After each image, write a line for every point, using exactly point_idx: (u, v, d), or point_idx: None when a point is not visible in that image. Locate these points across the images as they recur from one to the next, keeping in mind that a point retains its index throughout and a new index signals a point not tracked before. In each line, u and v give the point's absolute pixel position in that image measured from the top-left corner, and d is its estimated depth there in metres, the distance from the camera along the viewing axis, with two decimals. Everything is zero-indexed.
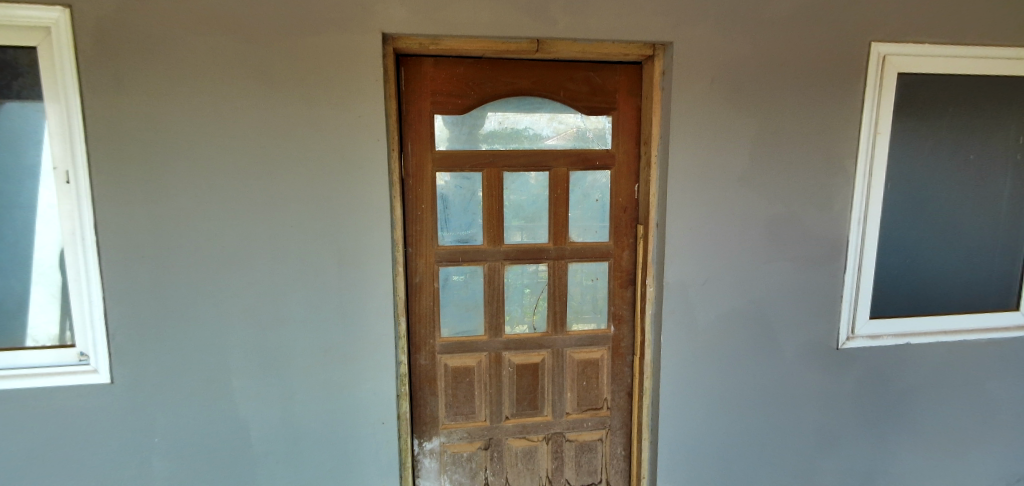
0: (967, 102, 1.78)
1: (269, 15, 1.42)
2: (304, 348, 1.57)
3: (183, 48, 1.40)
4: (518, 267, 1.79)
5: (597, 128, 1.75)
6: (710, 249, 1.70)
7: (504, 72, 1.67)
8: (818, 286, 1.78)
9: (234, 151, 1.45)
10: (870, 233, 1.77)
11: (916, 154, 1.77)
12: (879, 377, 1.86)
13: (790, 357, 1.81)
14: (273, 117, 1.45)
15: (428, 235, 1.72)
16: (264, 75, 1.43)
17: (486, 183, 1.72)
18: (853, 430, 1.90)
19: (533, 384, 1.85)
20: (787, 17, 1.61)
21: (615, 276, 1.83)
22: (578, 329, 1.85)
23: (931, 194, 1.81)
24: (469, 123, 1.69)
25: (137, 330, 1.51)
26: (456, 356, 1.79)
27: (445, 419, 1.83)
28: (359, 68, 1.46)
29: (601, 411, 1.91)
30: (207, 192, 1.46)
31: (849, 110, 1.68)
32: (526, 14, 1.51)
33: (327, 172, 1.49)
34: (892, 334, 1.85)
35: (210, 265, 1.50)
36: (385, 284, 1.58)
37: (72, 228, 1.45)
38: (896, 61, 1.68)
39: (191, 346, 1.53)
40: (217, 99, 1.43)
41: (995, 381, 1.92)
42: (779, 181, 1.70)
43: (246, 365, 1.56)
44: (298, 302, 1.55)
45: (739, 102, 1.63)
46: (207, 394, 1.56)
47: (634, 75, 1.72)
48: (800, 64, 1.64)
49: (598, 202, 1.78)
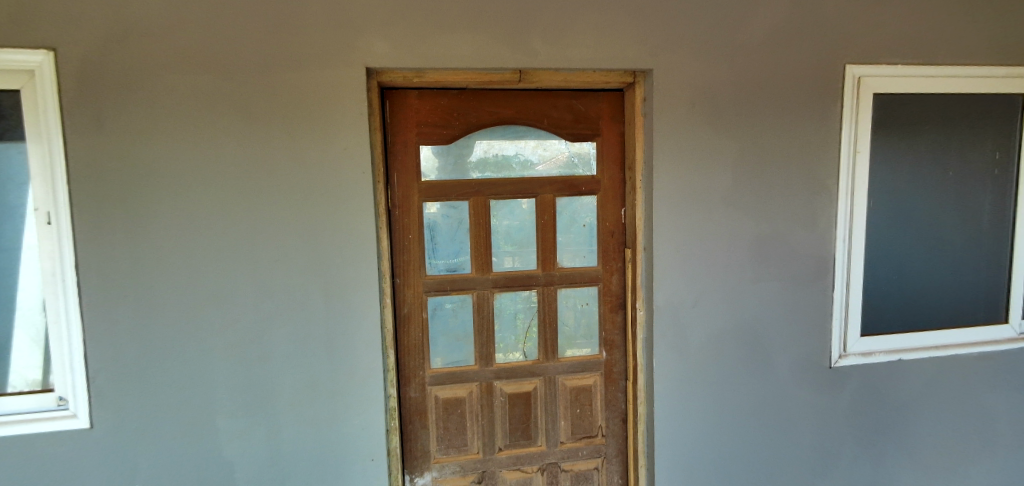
0: (940, 121, 1.81)
1: (252, 53, 1.43)
2: (291, 385, 1.54)
3: (165, 86, 1.41)
4: (508, 294, 1.78)
5: (583, 154, 1.76)
6: (697, 271, 1.70)
7: (488, 102, 1.69)
8: (808, 304, 1.78)
9: (216, 187, 1.45)
10: (856, 251, 1.78)
11: (894, 172, 1.80)
12: (874, 394, 1.85)
13: (783, 378, 1.79)
14: (256, 153, 1.45)
15: (416, 264, 1.71)
16: (249, 111, 1.44)
17: (473, 210, 1.72)
18: (851, 450, 1.87)
19: (526, 414, 1.82)
20: (761, 44, 1.65)
21: (605, 301, 1.83)
22: (570, 355, 1.83)
23: (911, 211, 1.83)
24: (456, 153, 1.70)
25: (119, 369, 1.47)
26: (446, 387, 1.77)
27: (437, 453, 1.79)
28: (343, 101, 1.47)
29: (596, 439, 1.87)
30: (192, 227, 1.45)
31: (826, 131, 1.71)
32: (508, 45, 1.53)
33: (312, 204, 1.49)
34: (884, 351, 1.84)
35: (191, 303, 1.48)
36: (372, 317, 1.56)
37: (52, 268, 1.42)
38: (869, 84, 1.72)
39: (174, 385, 1.50)
40: (198, 136, 1.43)
41: (986, 395, 1.91)
42: (763, 201, 1.71)
43: (231, 402, 1.53)
44: (283, 338, 1.53)
45: (719, 127, 1.65)
46: (191, 433, 1.52)
47: (615, 102, 1.75)
48: (775, 89, 1.68)
49: (587, 226, 1.79)
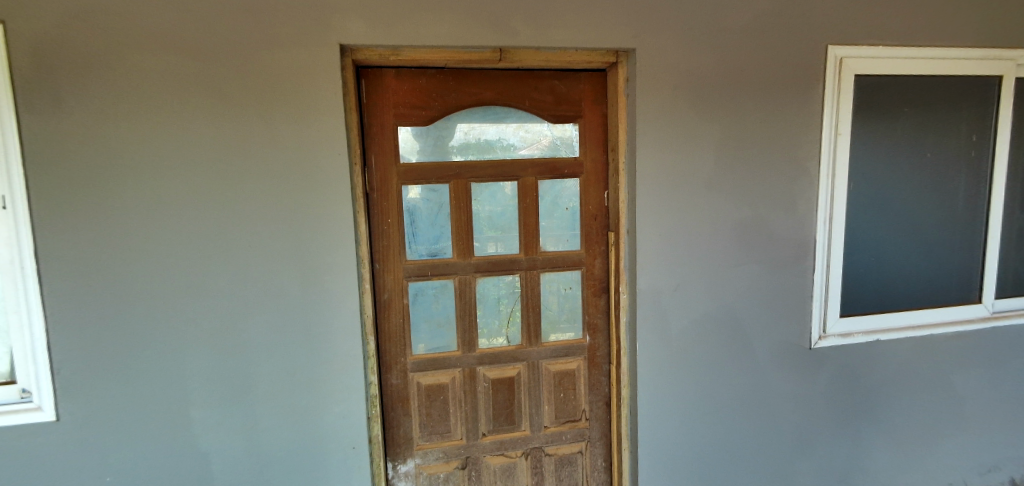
0: (920, 103, 1.82)
1: (219, 29, 1.36)
2: (267, 373, 1.50)
3: (125, 63, 1.34)
4: (490, 279, 1.75)
5: (565, 137, 1.73)
6: (680, 254, 1.69)
7: (467, 83, 1.64)
8: (789, 287, 1.79)
9: (183, 170, 1.39)
10: (836, 234, 1.79)
11: (874, 155, 1.81)
12: (851, 374, 1.88)
13: (763, 360, 1.81)
14: (224, 134, 1.39)
15: (396, 250, 1.67)
16: (217, 91, 1.38)
17: (454, 194, 1.69)
18: (829, 429, 1.90)
19: (509, 399, 1.81)
20: (743, 24, 1.63)
21: (588, 285, 1.81)
22: (554, 340, 1.82)
23: (890, 194, 1.85)
24: (435, 135, 1.66)
25: (86, 362, 1.41)
26: (428, 374, 1.74)
27: (420, 440, 1.77)
28: (317, 80, 1.42)
29: (580, 423, 1.87)
30: (159, 213, 1.39)
31: (808, 113, 1.71)
32: (488, 23, 1.49)
33: (286, 189, 1.44)
34: (862, 332, 1.87)
35: (160, 291, 1.42)
36: (351, 303, 1.52)
37: (9, 256, 1.36)
38: (851, 66, 1.71)
39: (144, 375, 1.45)
40: (163, 117, 1.36)
41: (958, 374, 1.96)
42: (745, 183, 1.71)
43: (205, 393, 1.48)
44: (257, 325, 1.48)
45: (702, 108, 1.64)
46: (164, 426, 1.48)
47: (598, 83, 1.72)
48: (757, 70, 1.66)
49: (569, 210, 1.77)
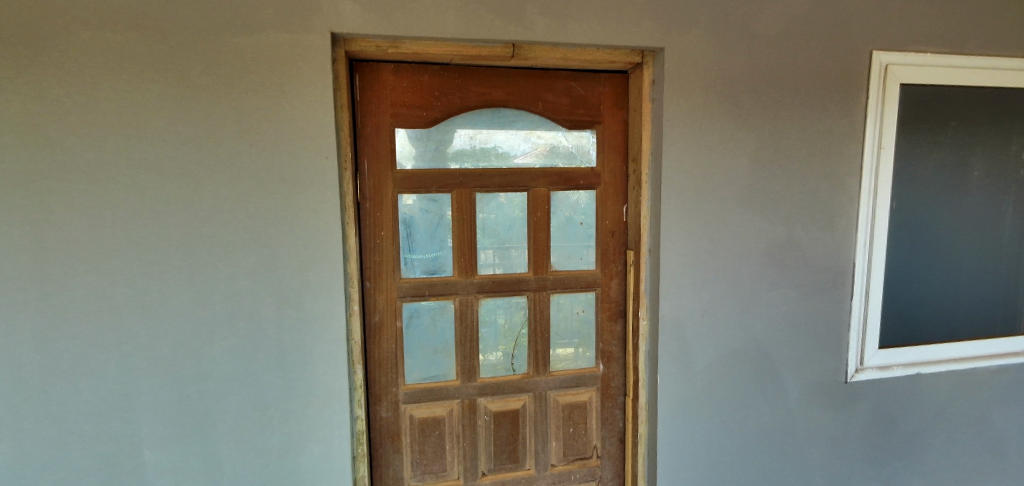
0: (968, 115, 1.66)
1: (193, 13, 1.19)
2: (237, 407, 1.31)
3: (79, 47, 1.15)
4: (494, 300, 1.57)
5: (581, 144, 1.56)
6: (707, 277, 1.52)
7: (475, 81, 1.47)
8: (824, 316, 1.62)
9: (145, 171, 1.20)
10: (877, 257, 1.62)
11: (917, 171, 1.65)
12: (889, 412, 1.71)
13: (793, 396, 1.63)
14: (195, 131, 1.21)
15: (390, 266, 1.49)
16: (188, 83, 1.20)
17: (456, 205, 1.51)
18: (863, 472, 1.72)
19: (513, 435, 1.62)
20: (782, 23, 1.47)
21: (603, 309, 1.64)
22: (563, 369, 1.64)
23: (934, 214, 1.68)
24: (437, 139, 1.48)
25: (21, 394, 1.21)
26: (423, 406, 1.56)
27: (412, 480, 1.58)
28: (303, 73, 1.24)
29: (590, 461, 1.69)
30: (116, 219, 1.20)
31: (849, 124, 1.55)
32: (499, 13, 1.32)
33: (264, 196, 1.26)
34: (901, 364, 1.69)
35: (114, 310, 1.23)
36: (336, 328, 1.34)
37: None
38: (897, 73, 1.55)
39: (91, 409, 1.25)
40: (124, 109, 1.18)
41: (1003, 411, 1.79)
42: (781, 200, 1.54)
43: (165, 428, 1.29)
44: (228, 351, 1.29)
45: (734, 115, 1.47)
46: (116, 468, 1.28)
47: (618, 86, 1.55)
48: (796, 76, 1.50)
49: (583, 226, 1.59)
